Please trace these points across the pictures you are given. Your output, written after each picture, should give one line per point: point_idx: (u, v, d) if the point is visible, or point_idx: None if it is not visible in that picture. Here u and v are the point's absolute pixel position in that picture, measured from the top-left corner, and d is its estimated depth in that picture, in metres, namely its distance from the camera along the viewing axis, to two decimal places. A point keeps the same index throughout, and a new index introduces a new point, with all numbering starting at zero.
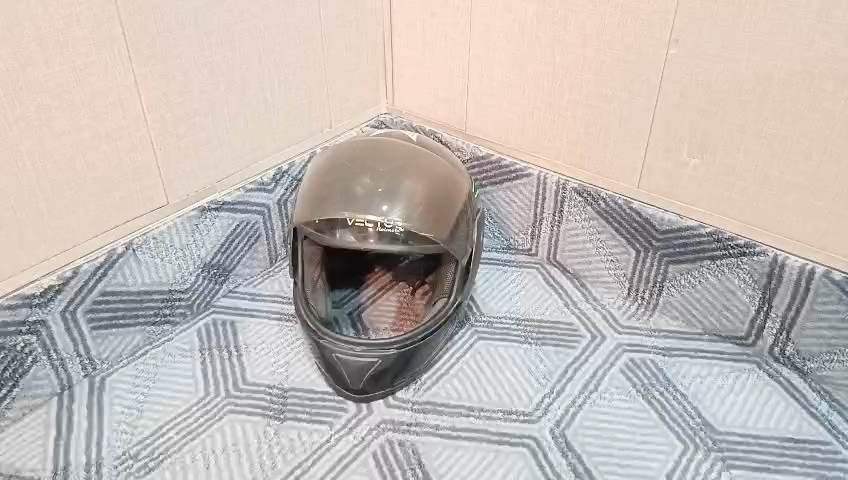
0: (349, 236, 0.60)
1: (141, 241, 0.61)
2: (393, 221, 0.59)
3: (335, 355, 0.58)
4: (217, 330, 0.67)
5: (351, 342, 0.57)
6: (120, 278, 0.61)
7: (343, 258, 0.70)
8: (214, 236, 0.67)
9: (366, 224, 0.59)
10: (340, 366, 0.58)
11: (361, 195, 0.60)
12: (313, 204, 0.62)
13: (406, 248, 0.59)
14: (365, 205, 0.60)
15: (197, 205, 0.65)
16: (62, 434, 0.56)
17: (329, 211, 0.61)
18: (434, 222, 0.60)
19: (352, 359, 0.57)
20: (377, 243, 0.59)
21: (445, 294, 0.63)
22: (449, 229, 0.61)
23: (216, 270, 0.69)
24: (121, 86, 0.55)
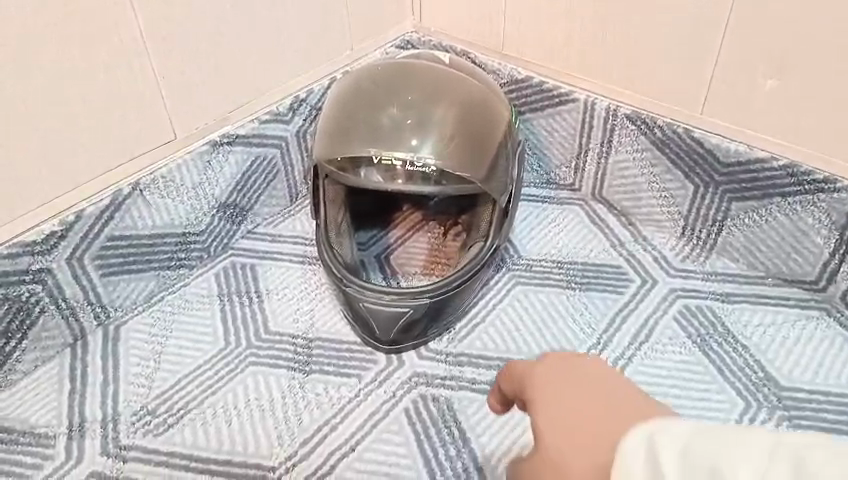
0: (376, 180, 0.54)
1: (148, 181, 0.56)
2: (423, 158, 0.53)
3: (363, 307, 0.53)
4: (237, 275, 0.62)
5: (379, 291, 0.53)
6: (128, 221, 0.56)
7: (368, 198, 0.63)
8: (229, 172, 0.62)
9: (393, 162, 0.54)
10: (370, 316, 0.53)
11: (387, 131, 0.54)
12: (332, 139, 0.56)
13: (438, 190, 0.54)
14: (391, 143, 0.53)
15: (208, 139, 0.59)
16: (77, 388, 0.53)
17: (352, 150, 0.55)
18: (469, 159, 0.54)
19: (380, 310, 0.53)
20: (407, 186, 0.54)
21: (479, 238, 0.57)
22: (486, 166, 0.55)
23: (233, 210, 0.64)
24: (115, 6, 0.48)
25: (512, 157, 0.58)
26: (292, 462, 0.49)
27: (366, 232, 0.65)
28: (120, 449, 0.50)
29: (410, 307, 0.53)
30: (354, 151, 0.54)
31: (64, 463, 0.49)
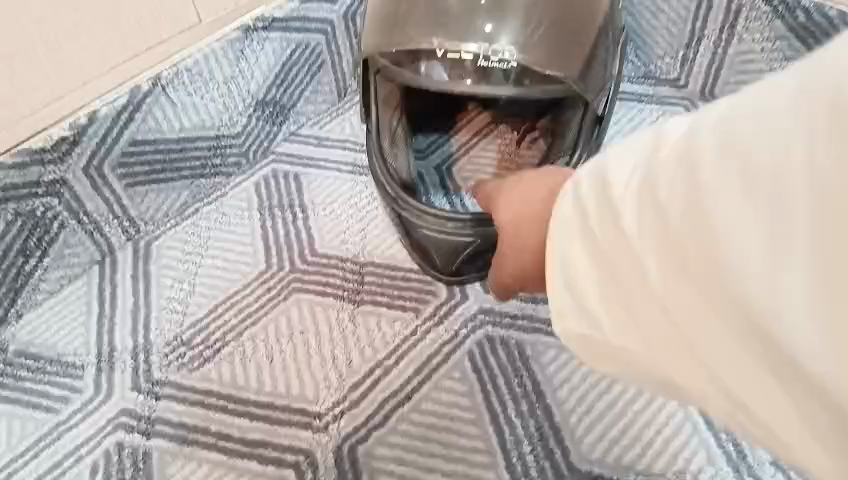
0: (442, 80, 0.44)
1: (170, 77, 0.49)
2: (501, 50, 0.42)
3: (420, 231, 0.46)
4: (279, 186, 0.53)
5: (438, 214, 0.45)
6: (150, 124, 0.50)
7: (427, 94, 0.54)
8: (265, 64, 0.54)
9: (462, 58, 0.43)
10: (428, 242, 0.46)
11: (456, 15, 0.43)
12: (386, 23, 0.44)
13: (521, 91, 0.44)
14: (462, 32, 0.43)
15: (242, 24, 0.52)
16: (106, 312, 0.48)
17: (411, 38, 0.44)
18: (559, 53, 0.43)
19: (439, 236, 0.46)
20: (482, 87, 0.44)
21: (563, 154, 0.47)
22: (580, 60, 0.43)
23: (273, 108, 0.55)
24: None
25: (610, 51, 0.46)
26: (339, 409, 0.43)
27: (425, 136, 0.55)
28: (153, 385, 0.45)
29: (473, 235, 0.45)
30: (414, 40, 0.43)
31: (94, 397, 0.45)
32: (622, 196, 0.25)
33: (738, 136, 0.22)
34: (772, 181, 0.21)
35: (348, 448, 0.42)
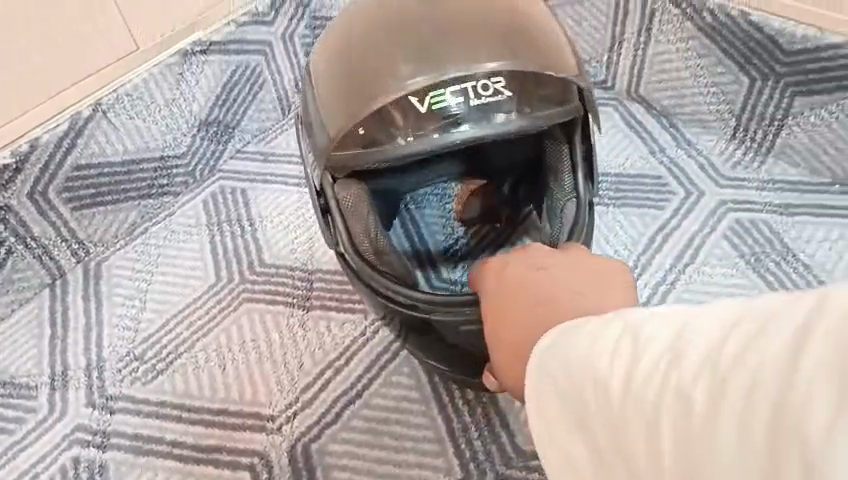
0: (429, 129, 0.37)
1: (110, 100, 0.49)
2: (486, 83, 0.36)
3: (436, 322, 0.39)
4: (226, 201, 0.55)
5: (455, 304, 0.37)
6: (95, 147, 0.51)
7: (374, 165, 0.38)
8: (207, 86, 0.56)
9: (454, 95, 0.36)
10: (451, 334, 0.39)
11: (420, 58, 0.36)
12: (345, 81, 0.38)
13: (517, 130, 0.38)
14: (432, 68, 0.36)
15: (170, 51, 0.52)
16: (59, 333, 0.49)
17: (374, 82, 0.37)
18: (543, 72, 0.37)
19: (457, 328, 0.38)
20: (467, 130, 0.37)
21: (570, 197, 0.40)
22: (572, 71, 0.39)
23: (217, 128, 0.57)
24: None
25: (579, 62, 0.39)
26: (293, 410, 0.45)
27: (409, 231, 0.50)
28: (107, 399, 0.46)
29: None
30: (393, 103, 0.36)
31: (48, 416, 0.45)
32: (624, 335, 0.22)
33: (756, 340, 0.18)
34: (755, 382, 0.17)
35: (301, 447, 0.43)
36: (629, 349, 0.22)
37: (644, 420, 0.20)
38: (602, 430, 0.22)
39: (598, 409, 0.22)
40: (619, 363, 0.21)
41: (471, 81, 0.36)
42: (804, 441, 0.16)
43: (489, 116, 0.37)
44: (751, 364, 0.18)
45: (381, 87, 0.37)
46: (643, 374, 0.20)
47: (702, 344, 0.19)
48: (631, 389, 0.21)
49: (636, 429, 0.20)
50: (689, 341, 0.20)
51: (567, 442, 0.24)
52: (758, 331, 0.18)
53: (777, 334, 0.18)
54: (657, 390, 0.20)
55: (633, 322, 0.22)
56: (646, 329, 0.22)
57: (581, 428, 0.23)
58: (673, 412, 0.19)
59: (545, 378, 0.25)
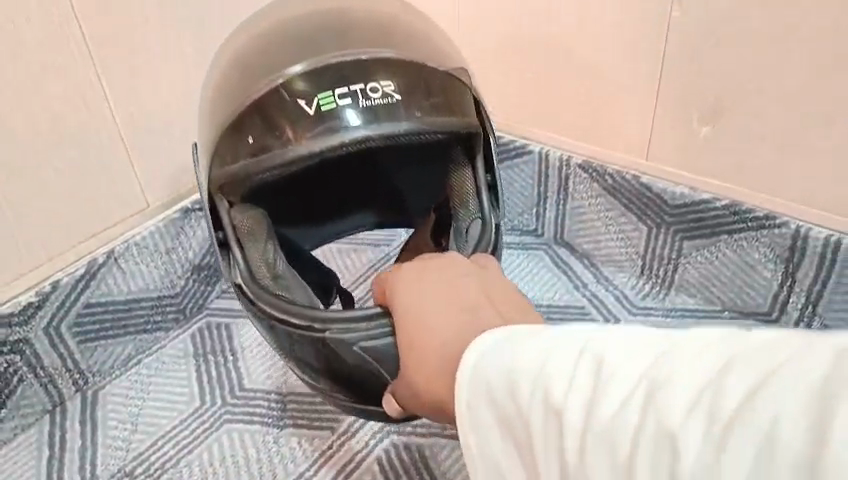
0: (317, 128, 0.41)
1: (123, 249, 0.58)
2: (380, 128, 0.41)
3: (332, 342, 0.42)
4: (212, 335, 0.63)
5: (350, 320, 0.42)
6: (105, 287, 0.57)
7: (271, 175, 0.42)
8: (201, 237, 0.64)
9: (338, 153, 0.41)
10: (351, 359, 0.42)
11: (298, 99, 0.42)
12: (239, 98, 0.44)
13: (410, 129, 0.42)
14: (308, 73, 0.42)
15: (179, 207, 0.61)
16: (56, 454, 0.54)
17: (261, 99, 0.42)
18: (429, 83, 0.44)
19: (351, 347, 0.41)
20: (355, 127, 0.41)
21: (475, 216, 0.47)
22: (449, 89, 0.45)
23: (208, 272, 0.65)
24: (86, 89, 0.52)
25: (458, 78, 0.46)
26: None
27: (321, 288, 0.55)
28: None
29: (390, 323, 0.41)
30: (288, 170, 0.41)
31: None
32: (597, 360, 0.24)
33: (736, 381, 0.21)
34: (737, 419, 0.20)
35: None
36: (611, 374, 0.24)
37: (625, 452, 0.22)
38: (569, 450, 0.24)
39: (569, 425, 0.24)
40: (603, 390, 0.23)
41: (354, 84, 0.41)
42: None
43: (376, 115, 0.41)
44: (756, 417, 0.20)
45: (268, 105, 0.42)
46: (627, 406, 0.22)
47: (694, 388, 0.22)
48: (617, 420, 0.22)
49: (609, 453, 0.22)
50: (686, 377, 0.22)
51: (523, 436, 0.26)
52: (763, 381, 0.20)
53: (789, 390, 0.20)
54: (643, 420, 0.22)
55: (596, 346, 0.25)
56: (630, 359, 0.24)
57: (547, 433, 0.25)
58: (668, 448, 0.21)
59: (507, 387, 0.26)
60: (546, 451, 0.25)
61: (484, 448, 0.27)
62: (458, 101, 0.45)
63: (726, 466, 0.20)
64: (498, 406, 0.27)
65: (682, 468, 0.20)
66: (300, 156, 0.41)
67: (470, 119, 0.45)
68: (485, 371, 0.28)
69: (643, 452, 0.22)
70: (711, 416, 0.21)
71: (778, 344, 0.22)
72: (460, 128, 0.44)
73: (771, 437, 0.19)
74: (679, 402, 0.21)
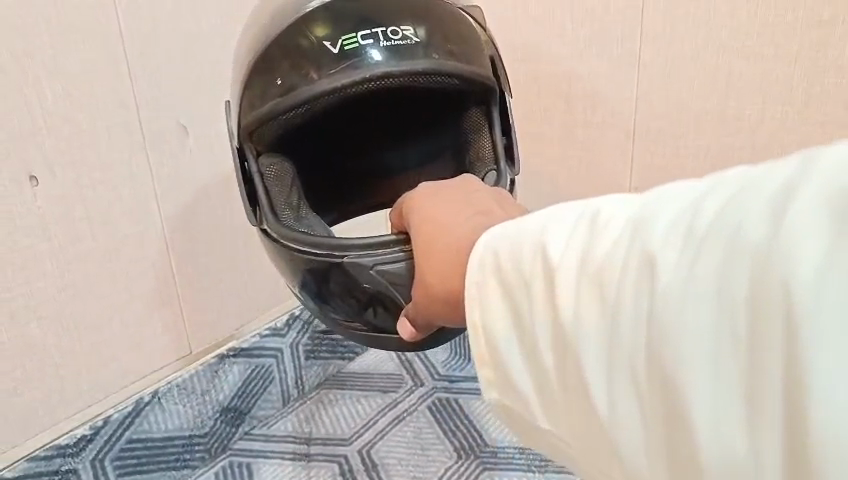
0: (344, 65, 0.46)
1: (165, 390, 0.66)
2: (404, 32, 0.47)
3: (349, 269, 0.45)
4: (234, 473, 0.69)
5: (369, 246, 0.45)
6: (146, 424, 0.64)
7: (298, 110, 0.48)
8: (231, 381, 0.71)
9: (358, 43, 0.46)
10: (362, 291, 0.46)
11: (325, 41, 0.47)
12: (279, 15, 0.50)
13: (429, 66, 0.47)
14: (330, 21, 0.47)
15: (215, 353, 0.70)
16: None
17: (287, 33, 0.48)
18: (448, 32, 0.49)
19: (367, 271, 0.45)
20: (377, 62, 0.46)
21: (490, 167, 0.53)
22: (466, 40, 0.50)
23: (233, 413, 0.72)
24: (154, 252, 0.63)
25: (476, 33, 0.51)
26: None
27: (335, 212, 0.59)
28: None
29: (405, 247, 0.44)
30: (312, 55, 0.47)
31: None
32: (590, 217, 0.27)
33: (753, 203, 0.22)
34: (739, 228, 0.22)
35: None
36: (604, 222, 0.26)
37: (612, 286, 0.24)
38: (565, 301, 0.26)
39: (563, 273, 0.26)
40: (596, 236, 0.26)
41: (377, 26, 0.47)
42: (759, 281, 0.20)
43: (397, 54, 0.47)
44: (725, 224, 0.22)
45: (296, 46, 0.47)
46: (616, 243, 0.25)
47: (678, 215, 0.24)
48: (608, 254, 0.25)
49: (597, 285, 0.25)
50: (674, 207, 0.24)
51: (520, 302, 0.28)
52: (740, 194, 0.23)
53: (767, 188, 0.22)
54: (630, 249, 0.24)
55: (587, 212, 0.28)
56: (619, 210, 0.26)
57: (543, 293, 0.27)
58: (648, 271, 0.23)
59: (510, 255, 0.29)
60: (538, 309, 0.27)
61: (485, 323, 0.29)
62: (469, 36, 0.51)
63: (702, 268, 0.22)
64: (500, 278, 0.29)
65: (661, 279, 0.23)
66: (324, 91, 0.46)
67: (484, 72, 0.50)
68: (494, 248, 0.30)
69: (627, 281, 0.24)
70: (690, 230, 0.23)
71: (755, 171, 0.24)
72: (474, 76, 0.49)
73: (737, 238, 0.21)
74: (658, 230, 0.24)
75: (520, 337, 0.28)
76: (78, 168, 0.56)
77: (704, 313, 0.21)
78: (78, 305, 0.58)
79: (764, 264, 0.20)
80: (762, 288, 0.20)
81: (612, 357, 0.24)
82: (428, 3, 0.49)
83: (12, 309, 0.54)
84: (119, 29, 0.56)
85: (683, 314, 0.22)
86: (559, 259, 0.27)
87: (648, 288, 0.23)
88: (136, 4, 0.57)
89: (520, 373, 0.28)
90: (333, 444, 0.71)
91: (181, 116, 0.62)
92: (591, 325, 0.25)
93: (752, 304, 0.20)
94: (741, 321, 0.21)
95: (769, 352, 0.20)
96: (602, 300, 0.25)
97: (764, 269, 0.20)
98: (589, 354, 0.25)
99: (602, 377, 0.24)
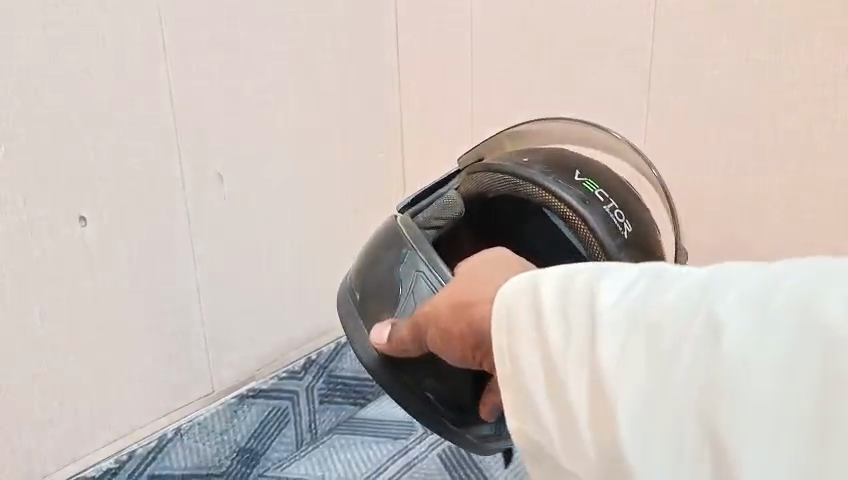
0: (548, 178, 0.49)
1: (188, 426, 0.67)
2: (596, 189, 0.50)
3: (403, 258, 0.50)
4: None
5: (439, 264, 0.49)
6: (167, 461, 0.65)
7: (496, 189, 0.52)
8: (249, 421, 0.72)
9: (580, 182, 0.50)
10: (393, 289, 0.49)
11: (575, 170, 0.51)
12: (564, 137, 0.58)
13: (609, 226, 0.48)
14: (595, 177, 0.51)
15: (236, 393, 0.72)
16: None
17: (565, 155, 0.53)
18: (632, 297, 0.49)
19: (412, 271, 0.49)
20: (565, 192, 0.49)
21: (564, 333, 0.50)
22: None
23: (248, 454, 0.72)
24: (185, 292, 0.66)
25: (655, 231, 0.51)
26: None
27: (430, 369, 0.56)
28: None
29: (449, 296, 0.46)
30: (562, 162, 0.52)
31: None
32: (643, 274, 0.30)
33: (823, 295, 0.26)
34: (806, 313, 0.25)
35: None
36: (666, 283, 0.29)
37: (672, 337, 0.27)
38: (612, 342, 0.28)
39: (615, 322, 0.28)
40: (657, 297, 0.28)
41: (608, 196, 0.50)
42: (831, 364, 0.24)
43: (591, 203, 0.48)
44: (800, 315, 0.26)
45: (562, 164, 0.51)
46: (681, 300, 0.28)
47: (743, 291, 0.27)
48: (671, 310, 0.28)
49: (651, 333, 0.27)
50: (738, 282, 0.28)
51: (552, 337, 0.29)
52: (806, 286, 0.27)
53: (835, 285, 0.26)
54: (697, 307, 0.27)
55: (644, 269, 0.31)
56: (677, 273, 0.30)
57: (580, 335, 0.29)
58: (713, 337, 0.26)
59: (553, 291, 0.31)
60: (574, 348, 0.29)
61: (512, 350, 0.30)
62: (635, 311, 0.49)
63: (772, 346, 0.25)
64: (534, 311, 0.30)
65: (727, 347, 0.26)
66: (536, 182, 0.49)
67: None
68: (529, 279, 0.32)
69: (688, 341, 0.27)
70: (762, 307, 0.26)
71: (812, 266, 0.28)
72: None
73: (811, 326, 0.25)
74: (727, 300, 0.27)
75: (546, 367, 0.29)
76: (124, 211, 0.60)
77: (770, 387, 0.25)
78: (114, 341, 0.61)
79: (838, 359, 0.24)
80: (834, 378, 0.24)
81: (659, 408, 0.26)
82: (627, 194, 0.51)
83: (56, 342, 0.57)
84: (170, 86, 0.61)
85: (751, 386, 0.25)
86: (606, 305, 0.29)
87: (711, 353, 0.26)
88: (188, 65, 0.62)
89: (541, 401, 0.29)
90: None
91: (219, 167, 0.67)
92: (640, 376, 0.27)
93: (818, 387, 0.24)
94: (808, 402, 0.24)
95: (836, 429, 0.24)
96: (655, 357, 0.27)
97: (839, 362, 0.24)
98: (632, 398, 0.27)
99: (640, 423, 0.26)
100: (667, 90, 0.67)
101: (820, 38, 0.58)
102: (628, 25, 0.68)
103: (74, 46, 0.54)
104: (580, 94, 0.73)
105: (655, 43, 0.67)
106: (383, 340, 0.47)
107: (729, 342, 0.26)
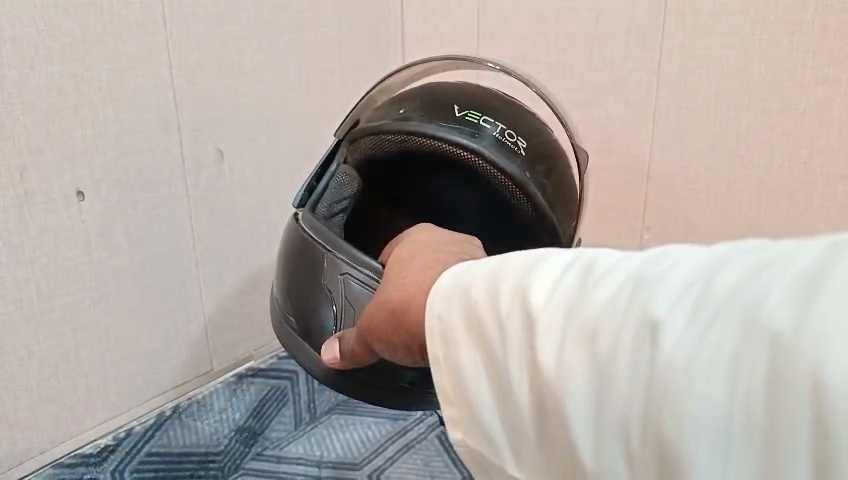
0: (446, 124, 0.48)
1: (186, 405, 0.67)
2: (478, 116, 0.49)
3: (325, 260, 0.49)
4: None
5: (357, 259, 0.48)
6: (164, 439, 0.65)
7: (388, 150, 0.50)
8: (248, 401, 0.72)
9: (465, 117, 0.48)
10: (324, 294, 0.48)
11: (455, 104, 0.49)
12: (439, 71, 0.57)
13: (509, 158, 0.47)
14: (479, 105, 0.49)
15: (234, 373, 0.72)
16: None
17: (442, 91, 0.51)
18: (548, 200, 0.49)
19: (337, 275, 0.48)
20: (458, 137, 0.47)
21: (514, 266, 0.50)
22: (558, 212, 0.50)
23: (247, 432, 0.71)
24: (185, 270, 0.66)
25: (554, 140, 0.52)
26: None
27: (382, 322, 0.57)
28: None
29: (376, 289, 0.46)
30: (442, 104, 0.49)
31: None
32: (579, 265, 0.27)
33: (766, 281, 0.22)
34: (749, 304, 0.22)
35: None
36: (600, 274, 0.26)
37: (606, 336, 0.24)
38: (547, 346, 0.25)
39: (550, 322, 0.26)
40: (590, 292, 0.26)
41: (499, 122, 0.49)
42: (776, 362, 0.20)
43: (494, 144, 0.47)
44: (740, 303, 0.22)
45: (439, 105, 0.49)
46: (614, 293, 0.25)
47: (682, 278, 0.24)
48: (605, 305, 0.25)
49: (586, 334, 0.25)
50: (679, 269, 0.25)
51: (494, 341, 0.27)
52: (753, 273, 0.23)
53: (783, 270, 0.23)
54: (629, 301, 0.24)
55: (581, 257, 0.28)
56: (616, 261, 0.27)
57: (519, 339, 0.27)
58: (648, 336, 0.23)
59: (488, 291, 0.29)
60: (514, 352, 0.27)
61: (455, 365, 0.29)
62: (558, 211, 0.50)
63: (711, 346, 0.22)
64: (467, 316, 0.29)
65: (664, 347, 0.23)
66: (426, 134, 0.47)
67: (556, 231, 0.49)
68: (465, 281, 0.30)
69: (623, 342, 0.24)
70: (700, 299, 0.23)
71: (770, 251, 0.24)
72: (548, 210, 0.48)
73: (752, 321, 0.21)
74: (664, 291, 0.24)
75: (494, 375, 0.27)
76: (123, 186, 0.59)
77: (714, 390, 0.21)
78: (112, 318, 0.61)
79: (783, 355, 0.20)
80: (780, 374, 0.20)
81: (602, 420, 0.24)
82: (516, 113, 0.51)
83: (53, 319, 0.57)
84: (170, 59, 0.60)
85: (690, 389, 0.22)
86: (541, 305, 0.26)
87: (648, 354, 0.23)
88: (188, 38, 0.61)
89: (490, 414, 0.28)
90: (344, 468, 0.68)
91: (219, 142, 0.66)
92: (578, 386, 0.24)
93: (766, 389, 0.20)
94: (757, 407, 0.20)
95: (786, 440, 0.20)
96: (591, 359, 0.24)
97: (782, 354, 0.20)
98: (572, 408, 0.24)
99: (584, 439, 0.24)
100: (676, 71, 0.65)
101: (836, 19, 0.56)
102: (640, 3, 0.66)
103: (72, 17, 0.53)
104: (587, 74, 0.72)
105: (665, 23, 0.65)
106: (337, 359, 0.44)
107: (663, 341, 0.23)
